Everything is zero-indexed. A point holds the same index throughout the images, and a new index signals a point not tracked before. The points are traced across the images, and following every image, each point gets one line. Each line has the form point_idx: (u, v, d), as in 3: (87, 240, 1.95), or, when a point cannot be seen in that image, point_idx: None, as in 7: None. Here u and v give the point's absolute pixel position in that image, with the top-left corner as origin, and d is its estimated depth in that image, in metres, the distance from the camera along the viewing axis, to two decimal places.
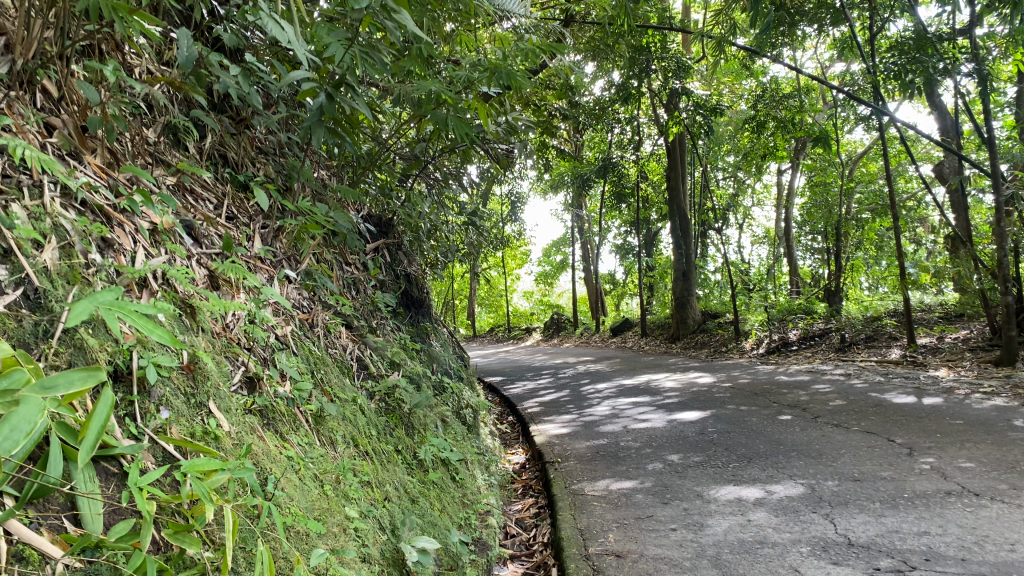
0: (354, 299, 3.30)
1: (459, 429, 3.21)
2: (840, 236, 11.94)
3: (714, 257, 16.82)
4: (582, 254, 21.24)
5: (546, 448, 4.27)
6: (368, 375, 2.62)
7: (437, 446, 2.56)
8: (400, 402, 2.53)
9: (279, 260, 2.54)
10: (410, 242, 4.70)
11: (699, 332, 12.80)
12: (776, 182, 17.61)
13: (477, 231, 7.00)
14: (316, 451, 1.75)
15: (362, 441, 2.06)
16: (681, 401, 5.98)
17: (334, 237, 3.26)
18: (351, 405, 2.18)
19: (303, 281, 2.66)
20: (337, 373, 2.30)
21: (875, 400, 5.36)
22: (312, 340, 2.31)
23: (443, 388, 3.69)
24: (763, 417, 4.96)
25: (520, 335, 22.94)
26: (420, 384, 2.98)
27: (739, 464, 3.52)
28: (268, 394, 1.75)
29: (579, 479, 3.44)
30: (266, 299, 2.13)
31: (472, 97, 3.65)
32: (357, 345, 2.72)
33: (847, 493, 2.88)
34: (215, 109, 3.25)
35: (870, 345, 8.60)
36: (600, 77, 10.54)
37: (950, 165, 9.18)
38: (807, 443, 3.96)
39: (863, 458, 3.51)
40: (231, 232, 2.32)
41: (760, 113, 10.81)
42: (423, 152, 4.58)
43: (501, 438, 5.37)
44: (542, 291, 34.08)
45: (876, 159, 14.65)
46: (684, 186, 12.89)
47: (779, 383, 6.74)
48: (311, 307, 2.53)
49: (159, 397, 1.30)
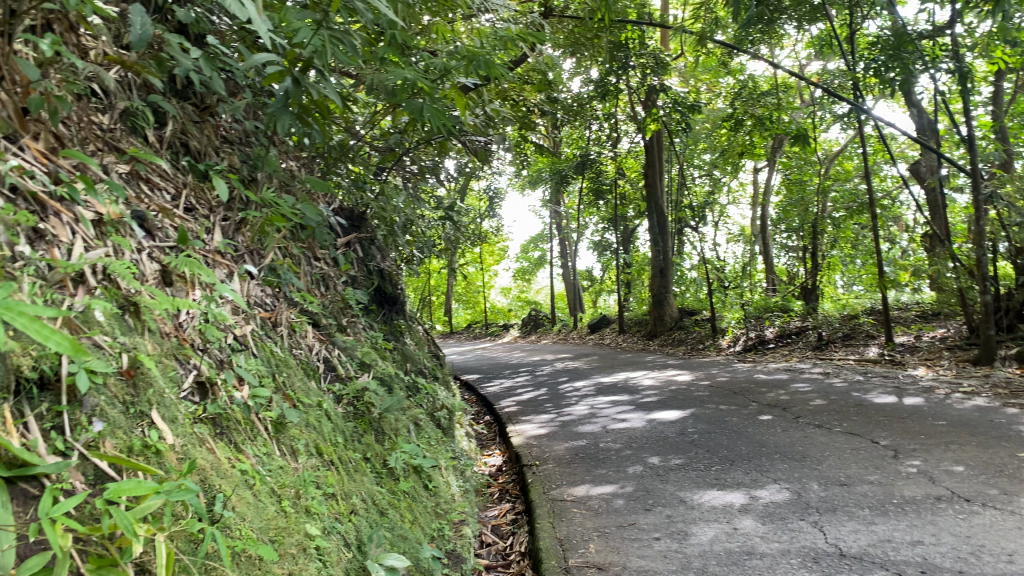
0: (323, 297, 3.15)
1: (433, 432, 3.08)
2: (817, 234, 11.94)
3: (691, 254, 16.79)
4: (559, 250, 21.14)
5: (523, 449, 4.16)
6: (336, 378, 2.48)
7: (409, 452, 2.42)
8: (369, 407, 2.40)
9: (240, 254, 2.39)
10: (384, 237, 4.56)
11: (676, 329, 12.75)
12: (753, 180, 17.62)
13: (453, 226, 6.86)
14: (275, 462, 1.61)
15: (327, 449, 1.93)
16: (661, 400, 5.88)
17: (302, 231, 3.11)
18: (317, 411, 2.05)
19: (267, 277, 2.52)
20: (301, 375, 2.16)
21: (856, 400, 5.30)
22: (274, 341, 2.17)
23: (417, 389, 3.56)
24: (743, 416, 4.88)
25: (497, 332, 22.82)
26: (391, 386, 2.85)
27: (721, 467, 3.42)
28: (222, 400, 1.61)
29: (558, 483, 3.33)
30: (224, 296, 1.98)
31: (449, 86, 3.52)
32: (324, 345, 2.58)
33: (834, 498, 2.79)
34: (177, 96, 3.09)
35: (847, 343, 8.58)
36: (578, 72, 10.44)
37: (927, 164, 9.18)
38: (790, 444, 3.87)
39: (848, 461, 3.42)
40: (188, 224, 2.17)
41: (738, 110, 10.75)
42: (398, 143, 4.43)
43: (477, 439, 5.24)
44: (518, 288, 33.98)
45: (852, 157, 14.68)
46: (661, 183, 12.81)
47: (758, 382, 6.67)
48: (274, 305, 2.39)
49: (92, 406, 1.15)
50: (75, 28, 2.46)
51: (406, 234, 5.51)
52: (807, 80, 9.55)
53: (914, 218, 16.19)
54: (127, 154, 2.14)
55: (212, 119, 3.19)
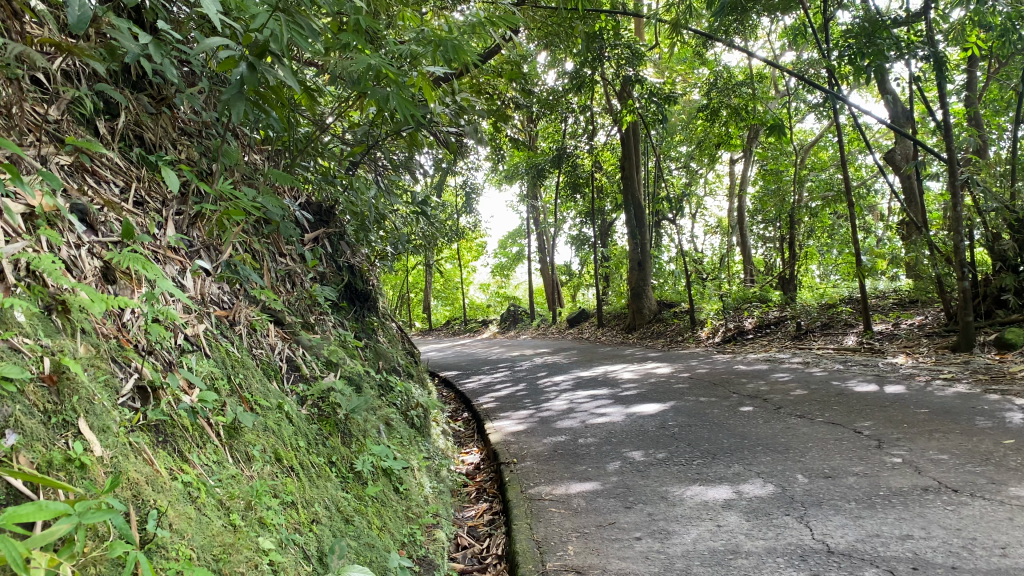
0: (289, 294, 3.02)
1: (405, 432, 2.97)
2: (794, 224, 11.95)
3: (669, 246, 16.75)
4: (538, 244, 21.05)
5: (502, 447, 4.05)
6: (300, 378, 2.36)
7: (378, 455, 2.31)
8: (335, 408, 2.28)
9: (195, 250, 2.26)
10: (354, 232, 4.43)
11: (655, 322, 12.70)
12: (729, 171, 17.62)
13: (427, 220, 6.73)
14: (226, 471, 1.50)
15: (287, 454, 1.81)
16: (641, 393, 5.80)
17: (265, 226, 2.98)
18: (276, 414, 1.93)
19: (225, 274, 2.39)
20: (260, 377, 2.04)
21: (836, 389, 5.25)
22: (231, 340, 2.05)
23: (389, 388, 3.44)
24: (724, 408, 4.81)
25: (476, 327, 22.70)
26: (360, 385, 2.73)
27: (703, 461, 3.34)
28: (167, 405, 1.49)
29: (536, 481, 3.22)
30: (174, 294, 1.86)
31: (415, 74, 3.40)
32: (287, 344, 2.46)
33: (819, 492, 2.71)
34: (132, 86, 2.93)
35: (826, 332, 8.56)
36: (553, 64, 10.34)
37: (902, 152, 9.19)
38: (772, 436, 3.80)
39: (832, 452, 3.35)
40: (136, 218, 2.04)
41: (714, 101, 10.71)
42: (365, 135, 4.30)
43: (454, 436, 5.13)
44: (497, 283, 33.86)
45: (827, 148, 14.72)
46: (638, 175, 12.75)
47: (738, 373, 6.62)
48: (232, 304, 2.26)
49: (5, 416, 1.02)
50: (15, 12, 2.30)
51: (379, 229, 5.37)
52: (782, 69, 9.51)
53: (889, 206, 16.28)
54: (68, 144, 1.99)
55: (168, 109, 3.04)
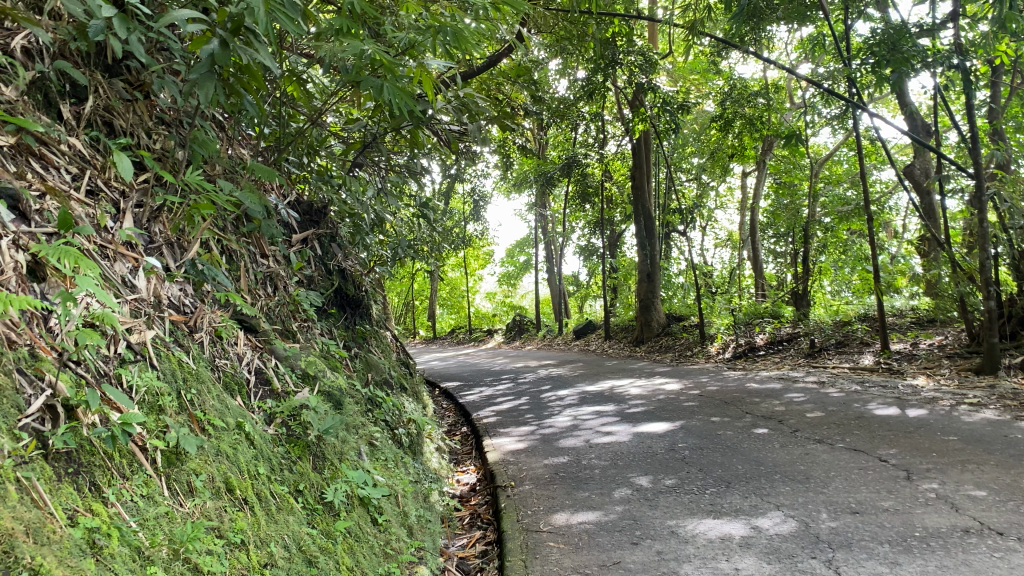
0: (269, 299, 2.78)
1: (392, 452, 2.71)
2: (808, 238, 11.65)
3: (678, 259, 16.44)
4: (546, 254, 20.77)
5: (499, 468, 3.78)
6: (269, 392, 2.11)
7: (354, 482, 2.04)
8: (306, 428, 2.03)
9: (153, 247, 2.01)
10: (348, 236, 4.18)
11: (663, 336, 12.39)
12: (741, 185, 17.32)
13: (428, 226, 6.46)
14: (155, 508, 1.24)
15: (242, 485, 1.55)
16: (648, 411, 5.53)
17: (247, 223, 2.75)
18: (233, 437, 1.67)
19: (191, 274, 2.14)
20: (219, 392, 1.79)
21: (855, 412, 4.96)
22: (187, 350, 1.79)
23: (377, 403, 3.18)
24: (737, 429, 4.54)
25: (481, 337, 22.41)
26: (341, 401, 2.47)
27: (716, 490, 3.07)
28: (85, 428, 1.23)
29: (533, 509, 2.96)
30: (114, 294, 1.60)
31: (415, 66, 3.16)
32: (258, 355, 2.21)
33: (847, 531, 2.44)
34: (105, 69, 2.71)
35: (841, 351, 8.27)
36: (565, 72, 10.11)
37: (921, 166, 8.90)
38: (790, 463, 3.53)
39: (857, 483, 3.08)
40: (79, 208, 1.79)
41: (727, 111, 10.43)
42: (362, 132, 4.07)
43: (451, 453, 4.88)
44: (504, 293, 33.57)
45: (843, 162, 14.43)
46: (649, 186, 12.48)
47: (750, 392, 6.34)
48: (195, 308, 2.02)
49: None
50: None
51: (378, 234, 5.13)
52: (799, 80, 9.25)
53: (904, 222, 15.96)
54: (10, 124, 1.75)
55: (146, 96, 2.81)
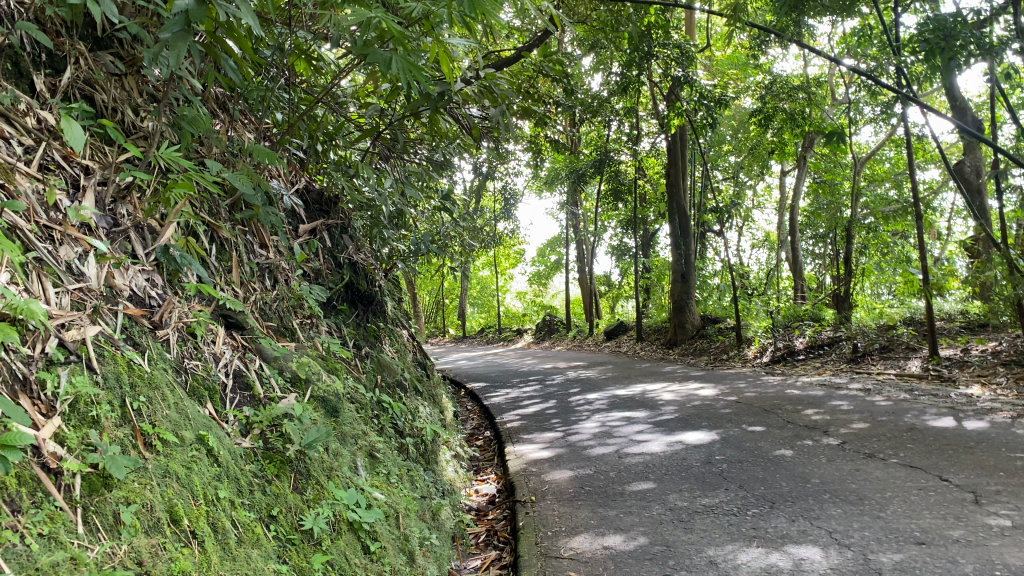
0: (264, 293, 2.52)
1: (396, 463, 2.43)
2: (850, 238, 11.15)
3: (714, 259, 15.99)
4: (578, 254, 20.40)
5: (520, 480, 3.50)
6: (249, 399, 1.84)
7: (343, 503, 1.77)
8: (286, 441, 1.76)
9: (114, 231, 1.76)
10: (363, 228, 3.92)
11: (698, 337, 11.99)
12: (779, 184, 16.80)
13: (453, 220, 6.18)
14: (56, 554, 0.98)
15: (192, 513, 1.28)
16: (681, 418, 5.19)
17: (241, 210, 2.49)
18: (189, 454, 1.40)
19: (164, 263, 1.88)
20: (179, 400, 1.51)
21: (908, 424, 4.58)
22: (143, 349, 1.53)
23: (384, 408, 2.91)
24: (778, 441, 4.20)
25: (511, 337, 22.10)
26: (337, 408, 2.20)
27: (758, 511, 2.76)
28: None
29: (554, 529, 2.68)
30: (37, 288, 1.33)
31: (431, 44, 2.89)
32: (239, 355, 1.95)
33: (913, 568, 2.11)
34: (93, 41, 2.47)
35: (886, 357, 7.83)
36: (598, 66, 9.75)
37: (973, 164, 8.40)
38: (840, 481, 3.19)
39: (918, 507, 2.74)
40: (19, 178, 1.53)
41: (767, 105, 10.00)
42: (379, 118, 3.81)
43: (471, 460, 4.60)
44: (535, 293, 33.23)
45: (886, 159, 13.88)
46: (684, 183, 12.06)
47: (790, 398, 5.96)
48: (163, 300, 1.77)
49: None
50: None
51: (399, 228, 4.85)
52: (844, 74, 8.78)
53: (950, 222, 15.34)
54: None
55: (136, 71, 2.56)
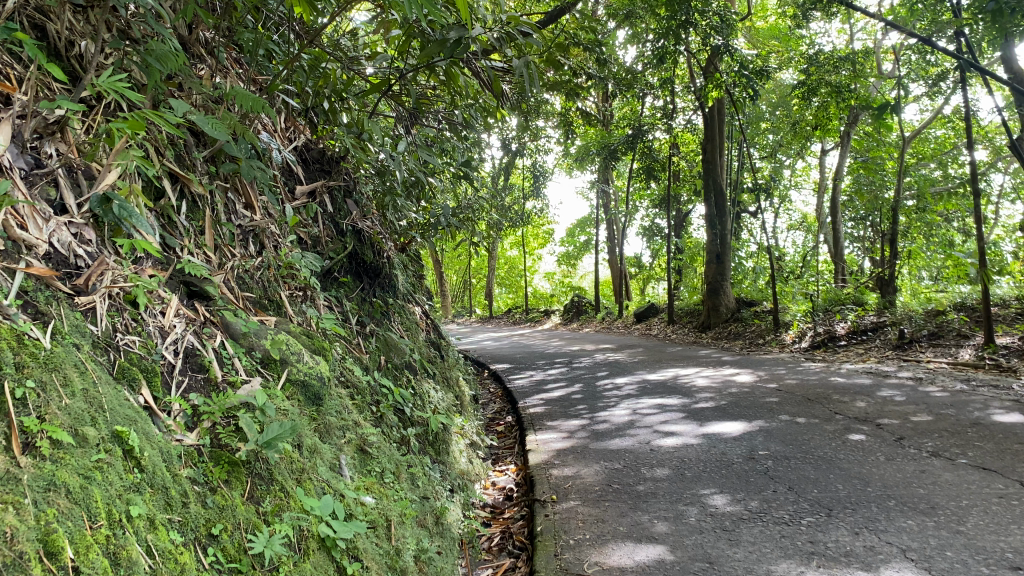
0: (245, 260, 2.18)
1: (392, 456, 2.09)
2: (895, 219, 10.57)
3: (749, 240, 15.42)
4: (609, 233, 19.89)
5: (539, 474, 3.15)
6: (202, 382, 1.52)
7: (314, 515, 1.43)
8: (242, 439, 1.42)
9: (31, 171, 1.41)
10: (371, 193, 3.56)
11: (732, 321, 11.47)
12: (819, 163, 16.16)
13: (476, 191, 5.81)
14: None
15: (81, 543, 0.94)
16: (718, 407, 4.79)
17: (217, 163, 2.15)
18: (93, 459, 1.06)
19: (99, 213, 1.54)
20: (91, 385, 1.17)
21: (971, 418, 4.15)
22: (52, 320, 1.20)
23: (384, 392, 2.57)
24: (827, 435, 3.80)
25: (539, 319, 21.71)
26: (320, 394, 1.86)
27: (814, 520, 2.37)
28: None
29: (576, 537, 2.33)
30: None
31: None
32: (194, 330, 1.62)
33: None
34: None
35: (936, 344, 7.35)
36: (633, 36, 9.21)
37: None
38: (904, 484, 2.80)
39: (1003, 521, 2.34)
40: None
41: (812, 78, 9.41)
42: (392, 75, 3.43)
43: (489, 448, 4.26)
44: (564, 273, 32.71)
45: (933, 137, 13.20)
46: (720, 160, 11.53)
47: (836, 387, 5.53)
48: (95, 260, 1.44)
49: None
50: None
51: (417, 199, 4.50)
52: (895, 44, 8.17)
53: (999, 203, 14.63)
54: None
55: None
